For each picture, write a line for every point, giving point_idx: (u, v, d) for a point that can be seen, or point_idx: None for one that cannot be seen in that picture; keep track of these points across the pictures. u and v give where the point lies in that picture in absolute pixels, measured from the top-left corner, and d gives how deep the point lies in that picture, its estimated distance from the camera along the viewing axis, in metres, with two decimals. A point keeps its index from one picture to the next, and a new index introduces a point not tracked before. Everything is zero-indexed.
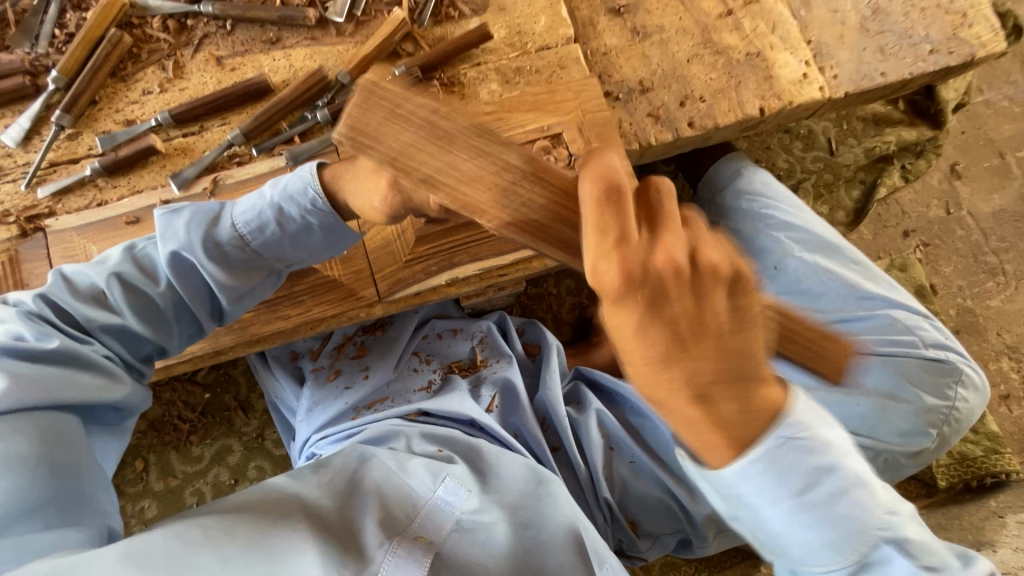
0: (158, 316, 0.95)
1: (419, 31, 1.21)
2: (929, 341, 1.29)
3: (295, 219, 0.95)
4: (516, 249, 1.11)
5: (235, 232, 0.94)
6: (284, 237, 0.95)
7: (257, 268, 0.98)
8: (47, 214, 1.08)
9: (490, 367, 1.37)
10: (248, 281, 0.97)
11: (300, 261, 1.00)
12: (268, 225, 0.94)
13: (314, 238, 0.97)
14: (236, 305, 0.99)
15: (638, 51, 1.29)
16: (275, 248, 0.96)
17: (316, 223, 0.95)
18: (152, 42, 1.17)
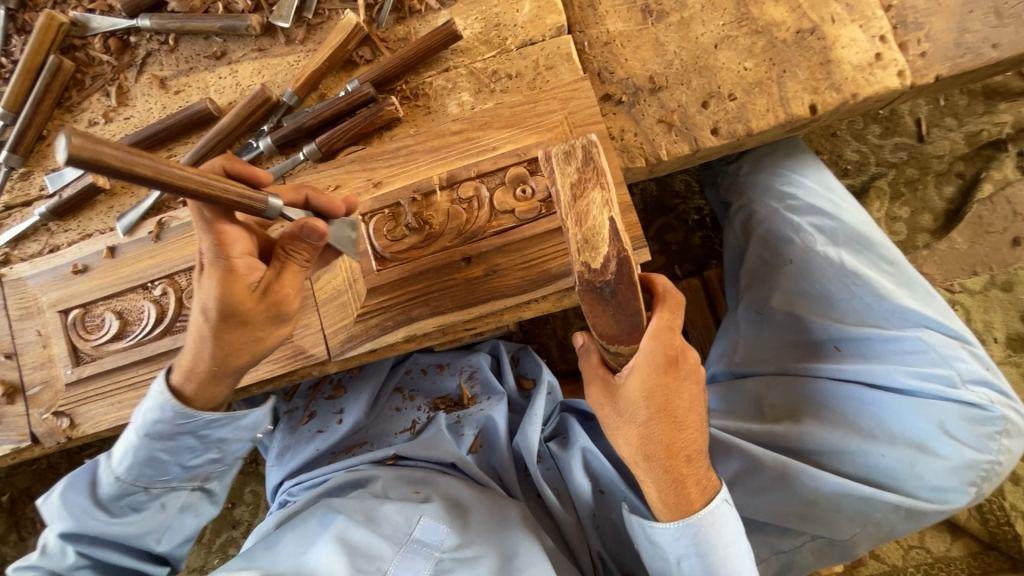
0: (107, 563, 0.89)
1: (379, 32, 1.02)
2: (969, 378, 0.91)
3: (180, 439, 0.84)
4: (484, 301, 0.93)
5: (127, 479, 0.85)
6: (154, 466, 0.85)
7: (169, 502, 0.89)
8: (4, 262, 1.04)
9: (478, 406, 1.23)
10: (153, 521, 0.89)
11: (206, 472, 0.90)
12: (142, 463, 0.84)
13: (195, 452, 0.86)
14: (167, 535, 0.91)
15: (649, 36, 1.02)
16: (156, 477, 0.86)
17: (206, 431, 0.85)
18: (95, 66, 1.07)
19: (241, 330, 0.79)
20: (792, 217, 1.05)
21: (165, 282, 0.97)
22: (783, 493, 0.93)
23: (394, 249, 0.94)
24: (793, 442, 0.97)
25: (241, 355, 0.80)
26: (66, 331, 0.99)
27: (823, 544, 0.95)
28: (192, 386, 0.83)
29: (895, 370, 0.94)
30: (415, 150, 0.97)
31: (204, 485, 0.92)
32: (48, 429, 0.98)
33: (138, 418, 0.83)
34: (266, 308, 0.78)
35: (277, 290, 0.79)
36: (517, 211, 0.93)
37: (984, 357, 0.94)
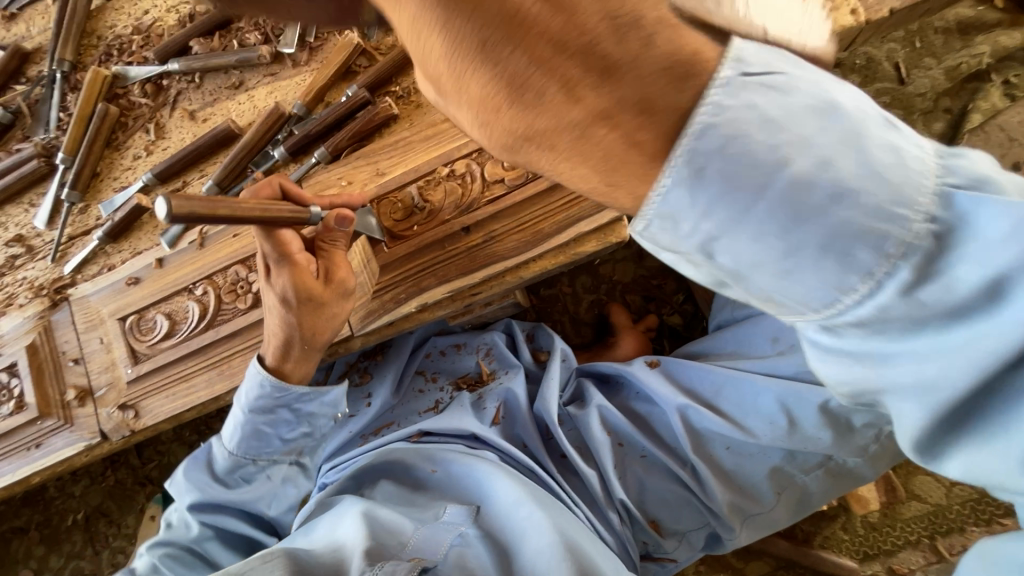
0: (224, 535, 1.15)
1: (371, 44, 1.14)
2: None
3: (278, 413, 1.07)
4: (485, 265, 1.02)
5: (243, 453, 1.11)
6: (260, 440, 1.09)
7: (273, 473, 1.15)
8: (69, 284, 1.19)
9: (498, 380, 1.29)
10: (257, 490, 1.14)
11: (302, 444, 1.15)
12: (250, 435, 1.08)
13: (289, 422, 1.10)
14: (272, 503, 1.18)
15: None
16: (263, 450, 1.11)
17: (297, 405, 1.08)
18: (136, 109, 1.23)
19: (314, 312, 1.00)
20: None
21: (204, 283, 1.10)
22: (790, 413, 0.99)
23: (400, 228, 1.04)
24: (795, 367, 1.02)
25: (316, 330, 1.01)
26: (125, 336, 1.12)
27: (832, 464, 1.00)
28: (280, 371, 1.04)
29: None
30: (412, 141, 1.08)
31: (299, 458, 1.16)
32: (114, 424, 1.11)
33: (240, 403, 1.07)
34: (334, 290, 1.00)
35: (335, 272, 1.01)
36: (506, 179, 1.01)
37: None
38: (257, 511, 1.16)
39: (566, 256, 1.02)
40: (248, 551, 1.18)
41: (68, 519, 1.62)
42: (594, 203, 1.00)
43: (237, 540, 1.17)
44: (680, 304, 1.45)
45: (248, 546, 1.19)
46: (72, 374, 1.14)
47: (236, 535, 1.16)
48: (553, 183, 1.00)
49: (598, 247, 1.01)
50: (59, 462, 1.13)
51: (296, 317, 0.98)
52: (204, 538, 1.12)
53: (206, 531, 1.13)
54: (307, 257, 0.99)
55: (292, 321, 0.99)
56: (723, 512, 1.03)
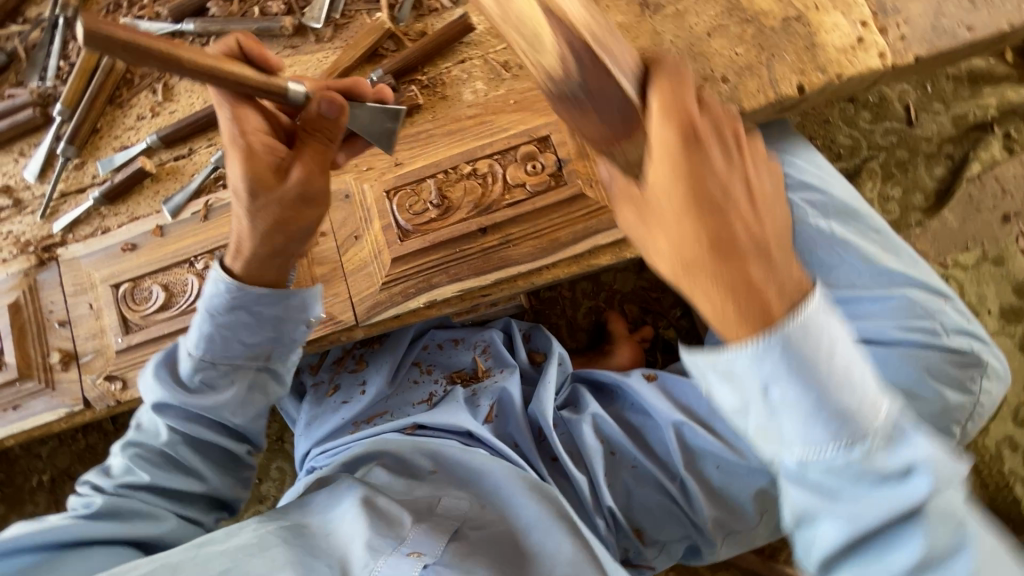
0: (199, 451, 1.01)
1: (401, 28, 1.11)
2: (949, 327, 0.98)
3: (236, 315, 0.94)
4: (499, 268, 1.01)
5: (209, 358, 0.95)
6: (227, 336, 0.95)
7: (240, 379, 0.99)
8: (59, 244, 1.14)
9: (492, 378, 1.30)
10: (230, 345, 0.95)
11: (268, 351, 0.99)
12: (213, 334, 0.95)
13: (247, 330, 0.95)
14: (241, 411, 1.00)
15: (646, 28, 1.11)
16: (226, 353, 0.96)
17: (257, 308, 0.94)
18: (143, 66, 1.18)
19: (269, 216, 0.89)
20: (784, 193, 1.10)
21: (207, 257, 1.07)
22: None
23: (416, 222, 1.02)
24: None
25: (283, 231, 0.90)
26: (117, 304, 1.08)
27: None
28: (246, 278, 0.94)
29: (886, 324, 0.99)
30: (435, 133, 1.06)
31: (267, 366, 1.00)
32: (99, 393, 1.07)
33: (201, 307, 0.95)
34: (295, 197, 0.88)
35: (313, 179, 0.88)
36: (528, 184, 1.01)
37: (962, 309, 1.01)
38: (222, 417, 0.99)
39: (580, 267, 1.02)
40: (226, 466, 1.05)
41: (32, 480, 1.57)
42: (613, 217, 1.00)
43: (213, 459, 1.03)
44: (676, 319, 1.47)
45: (230, 465, 1.06)
46: (56, 337, 1.10)
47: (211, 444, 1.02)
48: (575, 193, 1.00)
49: (613, 260, 1.02)
50: (36, 427, 1.09)
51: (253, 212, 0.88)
52: (179, 447, 0.99)
53: (182, 447, 0.99)
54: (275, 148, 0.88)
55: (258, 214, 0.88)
56: (707, 527, 1.06)
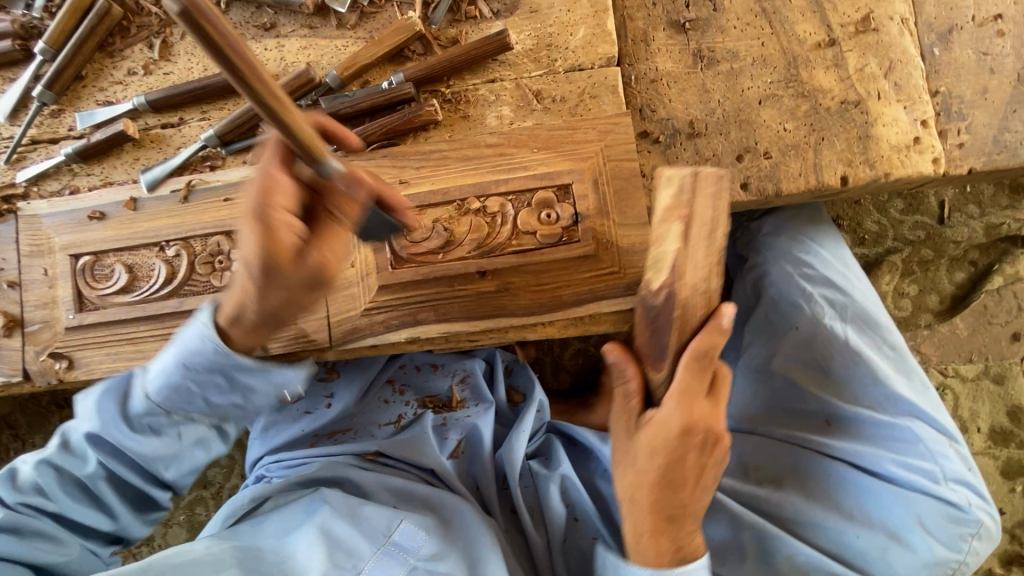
0: (108, 484, 0.94)
1: (432, 32, 1.01)
2: (950, 476, 0.94)
3: (211, 375, 0.87)
4: (491, 316, 0.94)
5: (169, 401, 0.89)
6: (179, 394, 0.89)
7: (186, 433, 0.93)
8: (20, 196, 1.03)
9: (465, 411, 1.24)
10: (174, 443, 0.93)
11: (229, 415, 0.93)
12: (173, 384, 0.88)
13: (208, 392, 0.89)
14: (178, 462, 0.95)
15: (696, 81, 1.03)
16: (185, 405, 0.90)
17: (237, 374, 0.88)
18: (143, 16, 1.06)
19: (260, 275, 0.76)
20: (806, 285, 1.05)
21: (179, 245, 0.97)
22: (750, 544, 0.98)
23: (412, 250, 0.95)
24: (775, 506, 1.00)
25: (288, 316, 0.80)
26: (74, 277, 0.99)
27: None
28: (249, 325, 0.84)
29: (882, 456, 0.96)
30: (448, 156, 0.97)
31: (220, 423, 0.95)
32: (41, 368, 0.99)
33: (180, 349, 0.86)
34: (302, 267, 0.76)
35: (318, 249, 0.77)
36: (539, 234, 0.93)
37: (969, 458, 0.96)
38: (153, 472, 0.94)
39: (577, 330, 0.95)
40: (141, 508, 0.99)
41: None
42: (623, 284, 0.93)
43: (122, 494, 0.96)
44: None
45: (139, 503, 0.99)
46: (3, 298, 1.01)
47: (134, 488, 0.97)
48: (587, 253, 0.93)
49: (612, 330, 0.95)
50: None
51: (260, 286, 0.76)
52: (99, 474, 0.92)
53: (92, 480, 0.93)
54: (293, 221, 0.75)
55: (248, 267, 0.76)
56: None
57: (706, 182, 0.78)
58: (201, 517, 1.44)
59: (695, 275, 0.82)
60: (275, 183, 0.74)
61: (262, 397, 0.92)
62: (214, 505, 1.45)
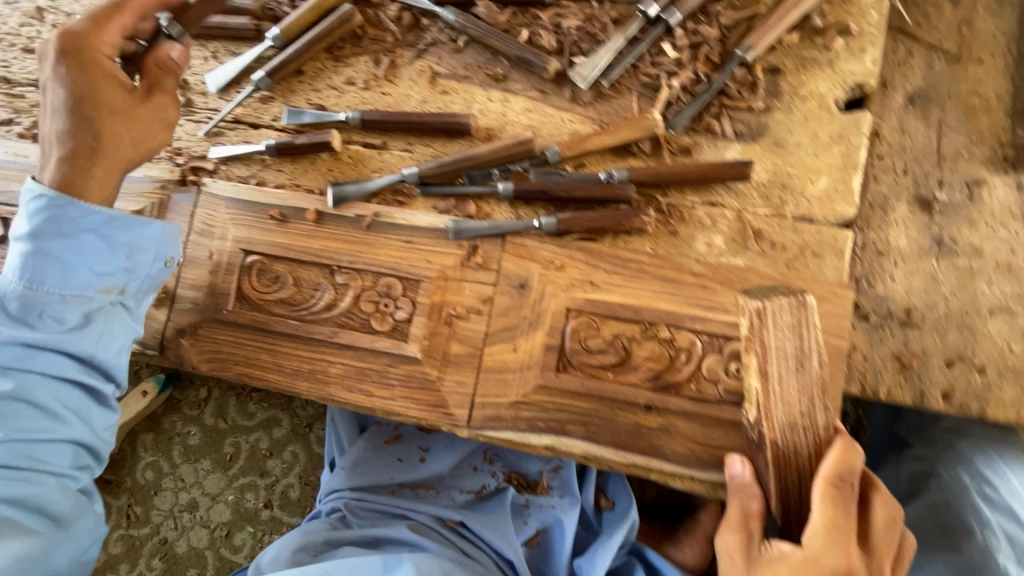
0: (49, 410, 0.85)
1: (666, 136, 0.95)
2: None
3: (78, 236, 0.83)
4: (643, 452, 0.87)
5: (34, 287, 0.83)
6: (67, 258, 0.83)
7: (92, 313, 0.86)
8: (207, 170, 1.02)
9: (550, 502, 1.15)
10: (90, 325, 0.85)
11: (123, 279, 0.87)
12: (41, 256, 0.83)
13: (96, 258, 0.85)
14: (103, 345, 0.87)
15: (926, 267, 0.94)
16: (69, 275, 0.84)
17: (102, 227, 0.84)
18: (379, 30, 1.04)
19: (131, 120, 0.86)
20: (984, 510, 0.97)
21: (350, 274, 0.94)
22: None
23: (583, 357, 0.88)
24: None
25: (116, 154, 0.85)
26: (239, 272, 0.97)
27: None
28: (71, 183, 0.83)
29: None
30: (647, 270, 0.91)
31: (125, 296, 0.88)
32: (179, 347, 0.97)
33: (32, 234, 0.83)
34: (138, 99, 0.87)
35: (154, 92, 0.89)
36: (722, 386, 0.86)
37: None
38: (79, 352, 0.85)
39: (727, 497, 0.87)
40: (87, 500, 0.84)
41: None
42: None
43: (59, 415, 0.85)
44: None
45: (86, 423, 0.89)
46: None
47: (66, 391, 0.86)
48: None
49: None
50: None
51: (95, 119, 0.83)
52: (26, 381, 0.83)
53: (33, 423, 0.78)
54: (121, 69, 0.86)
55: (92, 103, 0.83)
56: None
57: (782, 313, 0.70)
58: (247, 505, 1.41)
59: (792, 411, 0.73)
60: (94, 35, 0.84)
61: (147, 252, 0.88)
62: (263, 497, 1.41)
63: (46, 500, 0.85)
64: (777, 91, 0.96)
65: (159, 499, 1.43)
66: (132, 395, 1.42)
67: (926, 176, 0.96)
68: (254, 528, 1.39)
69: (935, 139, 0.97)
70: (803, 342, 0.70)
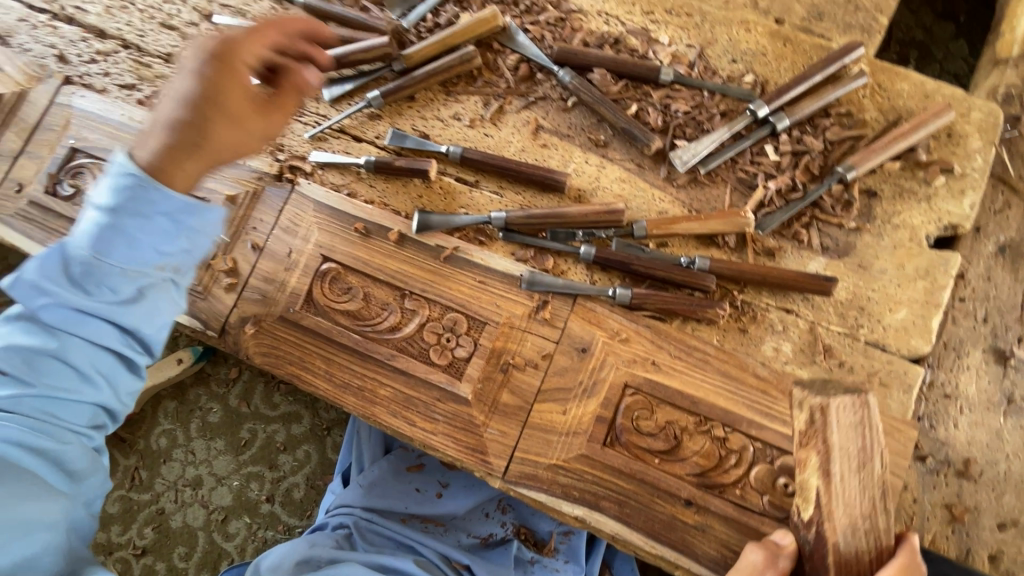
0: (85, 374, 0.75)
1: (753, 235, 0.96)
2: None
3: (152, 215, 0.75)
4: (673, 546, 0.86)
5: (92, 253, 0.74)
6: (135, 237, 0.75)
7: (145, 292, 0.77)
8: (304, 171, 1.06)
9: (554, 565, 1.13)
10: (143, 305, 0.77)
11: (181, 262, 0.79)
12: (110, 230, 0.74)
13: (165, 241, 0.76)
14: (149, 322, 0.79)
15: (993, 421, 0.92)
16: (134, 253, 0.75)
17: (177, 208, 0.76)
18: (494, 75, 1.08)
19: (246, 125, 0.81)
20: None
21: (418, 301, 0.96)
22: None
23: (632, 436, 0.88)
24: None
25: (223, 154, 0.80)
26: (313, 275, 0.99)
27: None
28: (160, 167, 0.76)
29: None
30: (712, 363, 0.90)
31: (182, 278, 0.81)
32: (239, 336, 0.99)
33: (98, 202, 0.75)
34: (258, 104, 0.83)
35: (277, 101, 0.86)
36: (767, 498, 0.84)
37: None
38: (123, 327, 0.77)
39: None
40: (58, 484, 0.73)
41: None
42: None
43: (90, 378, 0.76)
44: None
45: (111, 388, 0.79)
46: (240, 254, 1.02)
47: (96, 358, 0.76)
48: None
49: None
50: None
51: (211, 119, 0.78)
52: (63, 340, 0.74)
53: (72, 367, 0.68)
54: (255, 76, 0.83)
55: (206, 97, 0.78)
56: None
57: (844, 410, 0.72)
58: (250, 494, 1.41)
59: (853, 511, 0.74)
60: (243, 45, 0.81)
61: (208, 237, 0.81)
62: (268, 490, 1.41)
63: (63, 459, 0.77)
64: (871, 214, 0.97)
65: (167, 468, 1.44)
66: (168, 360, 1.42)
67: (1007, 329, 0.95)
68: (252, 519, 1.40)
69: (1022, 294, 0.96)
70: (864, 441, 0.73)
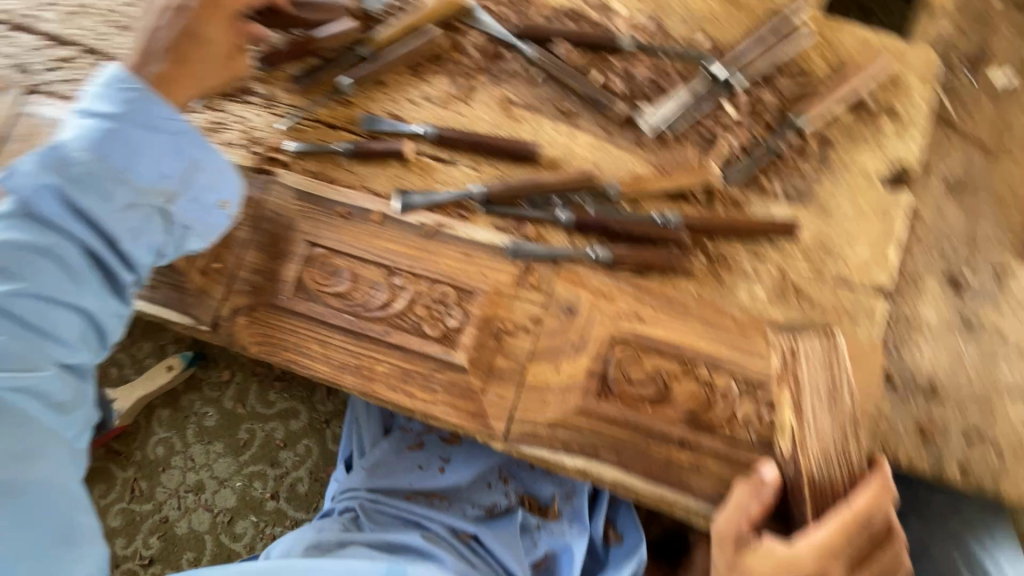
0: (75, 273, 0.81)
1: (721, 188, 1.01)
2: None
3: (155, 133, 0.85)
4: (671, 485, 0.91)
5: (94, 159, 0.80)
6: (133, 149, 0.83)
7: (135, 205, 0.83)
8: (282, 162, 1.07)
9: (561, 527, 1.17)
10: (129, 217, 0.83)
11: (178, 188, 0.87)
12: (109, 137, 0.82)
13: (160, 158, 0.85)
14: (135, 237, 0.84)
15: (953, 343, 0.99)
16: (129, 162, 0.83)
17: (171, 124, 0.86)
18: (461, 55, 1.11)
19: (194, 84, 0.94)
20: None
21: (407, 277, 0.99)
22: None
23: (623, 387, 0.92)
24: None
25: None
26: (301, 262, 1.01)
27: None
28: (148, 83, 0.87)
29: None
30: (691, 310, 0.95)
31: (171, 205, 0.87)
32: (233, 328, 1.01)
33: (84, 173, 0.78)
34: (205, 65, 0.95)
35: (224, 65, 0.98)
36: (754, 432, 0.90)
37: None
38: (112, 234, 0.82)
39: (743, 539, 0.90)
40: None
41: None
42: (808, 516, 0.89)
43: (79, 277, 0.81)
44: None
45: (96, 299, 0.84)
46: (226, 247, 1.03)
47: (83, 262, 0.82)
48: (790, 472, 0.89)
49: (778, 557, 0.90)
50: (159, 312, 1.04)
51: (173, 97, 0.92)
52: (62, 234, 0.80)
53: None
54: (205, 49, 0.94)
55: (174, 59, 0.92)
56: None
57: (814, 351, 0.93)
58: (254, 494, 1.42)
59: (826, 444, 0.90)
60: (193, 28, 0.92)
61: (206, 172, 0.89)
62: (271, 487, 1.42)
63: (46, 388, 0.79)
64: (827, 160, 1.03)
65: (167, 475, 1.44)
66: (157, 369, 1.44)
67: (959, 257, 1.02)
68: (257, 518, 1.41)
69: (969, 224, 1.03)
70: (833, 377, 0.92)
